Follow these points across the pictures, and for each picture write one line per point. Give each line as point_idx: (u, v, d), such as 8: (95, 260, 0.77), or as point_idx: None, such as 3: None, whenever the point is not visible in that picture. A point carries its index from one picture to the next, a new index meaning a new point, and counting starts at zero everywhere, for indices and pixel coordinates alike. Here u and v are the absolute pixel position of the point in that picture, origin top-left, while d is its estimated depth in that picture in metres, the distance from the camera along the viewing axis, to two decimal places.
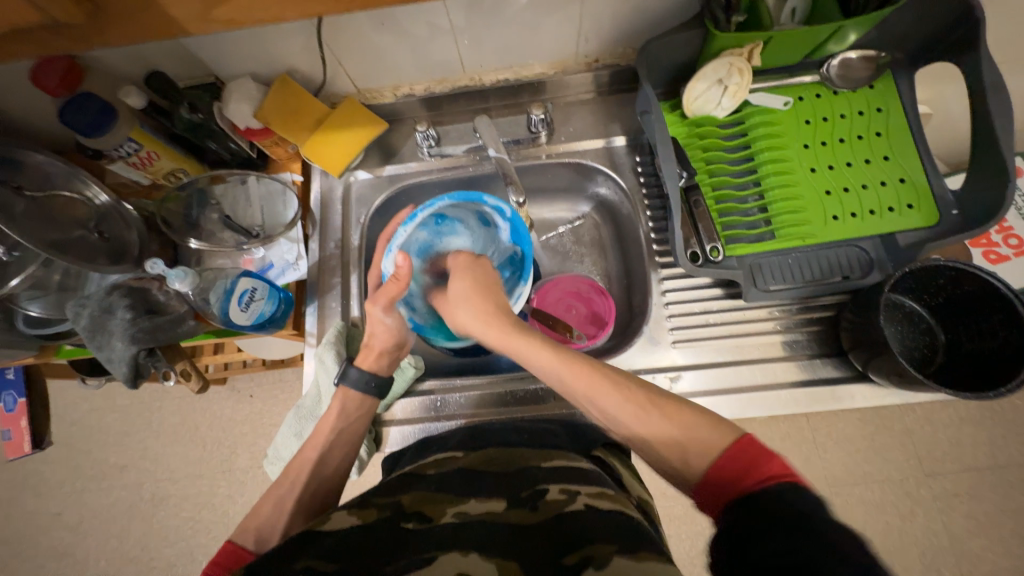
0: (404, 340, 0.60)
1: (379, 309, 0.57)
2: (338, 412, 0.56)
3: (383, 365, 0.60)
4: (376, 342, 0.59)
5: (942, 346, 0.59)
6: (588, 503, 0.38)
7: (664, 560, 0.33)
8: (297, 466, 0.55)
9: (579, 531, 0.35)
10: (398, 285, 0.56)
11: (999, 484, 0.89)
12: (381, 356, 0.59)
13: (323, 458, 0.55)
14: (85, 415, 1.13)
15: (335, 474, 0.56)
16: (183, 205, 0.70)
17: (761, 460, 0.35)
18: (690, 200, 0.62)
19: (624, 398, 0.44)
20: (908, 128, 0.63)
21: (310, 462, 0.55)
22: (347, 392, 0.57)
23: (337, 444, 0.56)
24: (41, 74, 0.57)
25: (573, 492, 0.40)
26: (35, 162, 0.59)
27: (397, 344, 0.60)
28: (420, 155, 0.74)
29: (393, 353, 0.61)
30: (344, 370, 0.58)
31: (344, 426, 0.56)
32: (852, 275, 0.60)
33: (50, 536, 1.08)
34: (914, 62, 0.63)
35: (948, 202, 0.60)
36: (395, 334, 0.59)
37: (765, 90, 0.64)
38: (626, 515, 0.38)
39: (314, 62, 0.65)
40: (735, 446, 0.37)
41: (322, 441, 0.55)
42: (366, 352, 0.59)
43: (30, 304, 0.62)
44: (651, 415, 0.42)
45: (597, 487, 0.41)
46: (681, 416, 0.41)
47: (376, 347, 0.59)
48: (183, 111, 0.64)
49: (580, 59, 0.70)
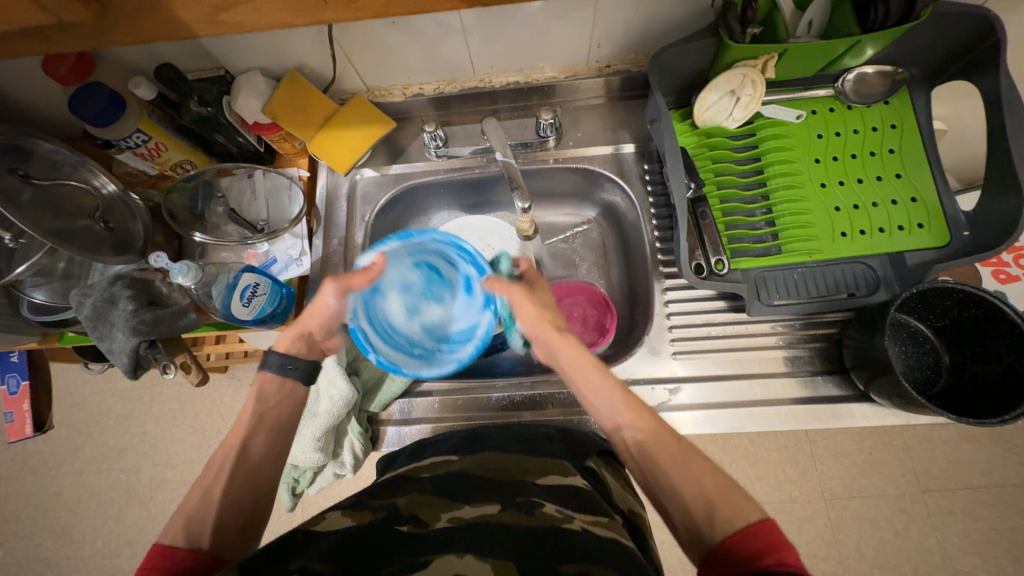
0: (332, 327, 0.57)
1: (331, 290, 0.54)
2: (258, 398, 0.52)
3: (301, 348, 0.56)
4: (303, 323, 0.56)
5: (946, 368, 0.58)
6: (585, 527, 0.38)
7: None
8: (220, 456, 0.49)
9: (577, 549, 0.35)
10: (364, 278, 0.54)
11: (995, 504, 0.88)
12: (300, 337, 0.55)
13: (248, 444, 0.50)
14: (87, 398, 1.14)
15: (264, 454, 0.50)
16: (188, 197, 0.70)
17: (782, 547, 0.35)
18: (697, 211, 0.61)
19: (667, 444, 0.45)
20: (922, 146, 0.62)
21: (233, 448, 0.49)
22: (265, 377, 0.54)
23: (264, 429, 0.51)
24: (51, 63, 0.57)
25: (570, 513, 0.39)
26: (44, 151, 0.59)
27: (323, 330, 0.56)
28: (427, 155, 0.74)
29: (314, 339, 0.57)
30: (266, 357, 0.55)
31: (266, 410, 0.52)
32: (858, 292, 0.59)
33: (49, 516, 1.09)
34: (931, 79, 0.62)
35: (960, 223, 0.59)
36: (327, 319, 0.55)
37: (778, 102, 0.64)
38: (621, 540, 0.38)
39: (324, 58, 0.65)
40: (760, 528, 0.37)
41: (245, 422, 0.50)
42: (289, 331, 0.55)
43: (35, 291, 0.63)
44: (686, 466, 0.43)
45: (592, 507, 0.41)
46: (713, 474, 0.42)
47: (302, 326, 0.55)
48: (192, 104, 0.64)
49: (592, 64, 0.70)
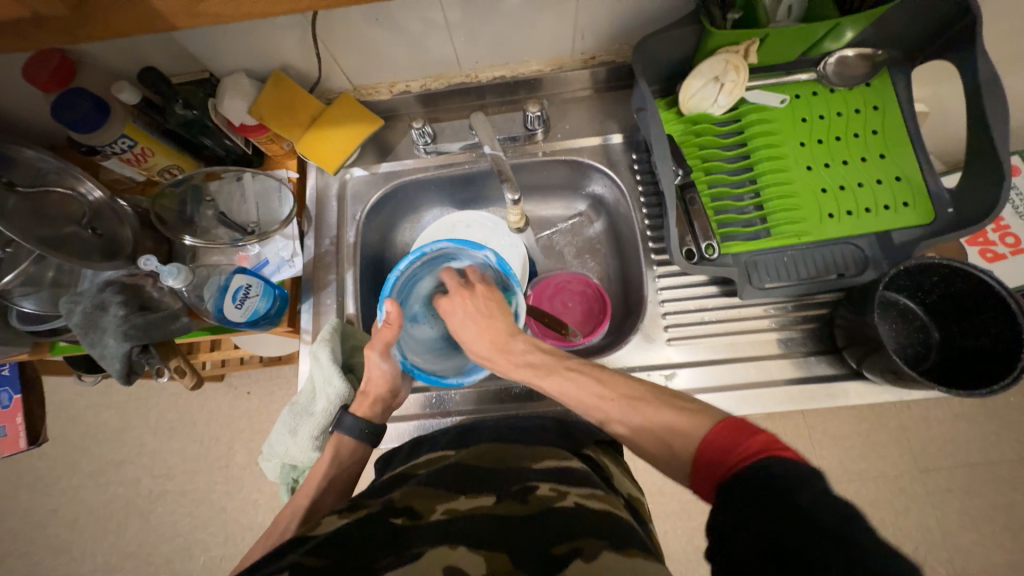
0: (398, 389, 0.60)
1: (375, 356, 0.57)
2: (334, 450, 0.57)
3: (376, 412, 0.59)
4: (372, 389, 0.59)
5: (936, 344, 0.59)
6: (578, 501, 0.40)
7: (650, 556, 0.35)
8: (288, 512, 0.55)
9: (568, 527, 0.37)
10: (392, 329, 0.57)
11: (991, 481, 0.89)
12: (375, 402, 0.59)
13: (318, 500, 0.55)
14: (81, 412, 1.13)
15: (332, 504, 0.56)
16: (177, 202, 0.70)
17: (742, 437, 0.35)
18: (686, 198, 0.62)
19: (614, 403, 0.46)
20: (904, 126, 0.63)
21: (302, 508, 0.54)
22: (341, 436, 0.58)
23: (329, 485, 0.56)
24: (32, 69, 0.57)
25: (563, 491, 0.41)
26: (28, 158, 0.58)
27: (390, 392, 0.60)
28: (416, 152, 0.74)
29: (387, 400, 0.60)
30: (340, 416, 0.59)
31: (337, 471, 0.57)
32: (848, 273, 0.60)
33: (47, 533, 1.08)
34: (910, 61, 0.63)
35: (944, 201, 0.59)
36: (390, 380, 0.59)
37: (762, 87, 0.65)
38: (611, 509, 0.40)
39: (309, 58, 0.65)
40: (715, 431, 0.37)
41: (318, 480, 0.56)
42: (362, 398, 0.59)
43: (23, 301, 0.62)
44: (636, 412, 0.44)
45: (587, 487, 0.43)
46: (680, 401, 0.43)
47: (372, 393, 0.59)
48: (177, 108, 0.63)
49: (576, 56, 0.70)
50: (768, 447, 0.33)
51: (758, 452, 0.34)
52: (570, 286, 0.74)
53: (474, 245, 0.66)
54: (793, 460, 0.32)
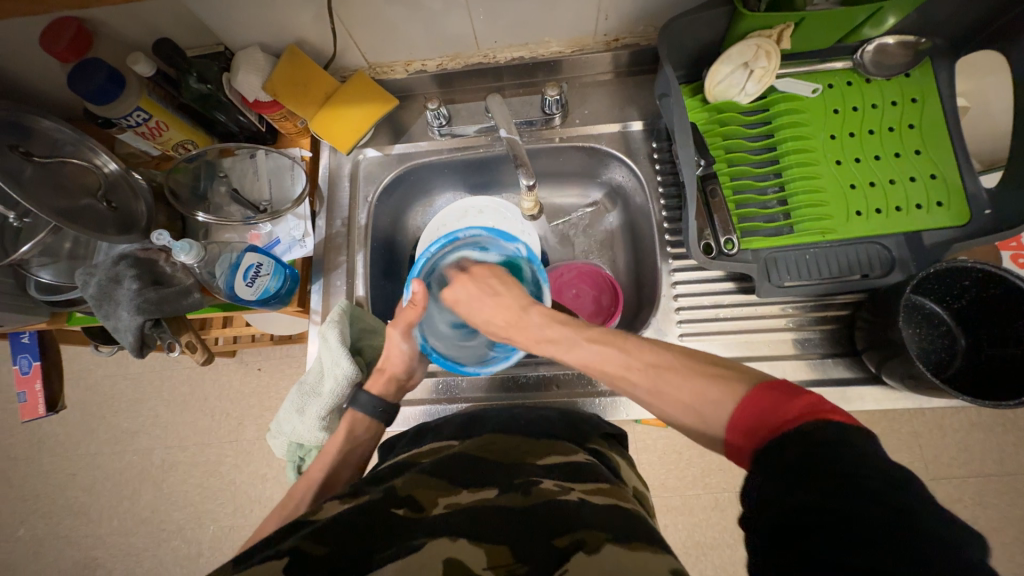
0: (413, 371, 0.60)
1: (397, 334, 0.59)
2: (348, 428, 0.59)
3: (390, 391, 0.60)
4: (389, 366, 0.60)
5: (962, 351, 0.57)
6: (583, 498, 0.39)
7: (656, 549, 0.35)
8: (304, 484, 0.57)
9: (572, 520, 0.36)
10: (416, 309, 0.58)
11: (1004, 492, 0.87)
12: (390, 379, 0.60)
13: (333, 474, 0.57)
14: (99, 381, 1.16)
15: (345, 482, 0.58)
16: (191, 177, 0.70)
17: (785, 397, 0.34)
18: (706, 189, 0.60)
19: (640, 373, 0.45)
20: (944, 120, 0.59)
21: (317, 481, 0.56)
22: (356, 413, 0.59)
23: (342, 462, 0.57)
24: (50, 39, 0.56)
25: (566, 487, 0.41)
26: (45, 129, 0.57)
27: (405, 372, 0.60)
28: (430, 134, 0.73)
29: (402, 381, 0.61)
30: (355, 394, 0.60)
31: (353, 447, 0.58)
32: (872, 274, 0.58)
33: (66, 495, 1.12)
34: (955, 51, 0.59)
35: (981, 201, 0.56)
36: (407, 361, 0.59)
37: (793, 75, 0.62)
38: (617, 505, 0.40)
39: (324, 34, 0.63)
40: (755, 393, 0.36)
41: (332, 456, 0.57)
42: (378, 375, 0.60)
43: (41, 271, 0.63)
44: (669, 380, 0.43)
45: (592, 482, 0.42)
46: (693, 382, 0.41)
47: (388, 370, 0.60)
48: (192, 81, 0.63)
49: (599, 37, 0.67)
50: (818, 411, 0.32)
51: (804, 416, 0.32)
52: (565, 278, 0.73)
53: (507, 236, 0.63)
54: (841, 424, 0.31)
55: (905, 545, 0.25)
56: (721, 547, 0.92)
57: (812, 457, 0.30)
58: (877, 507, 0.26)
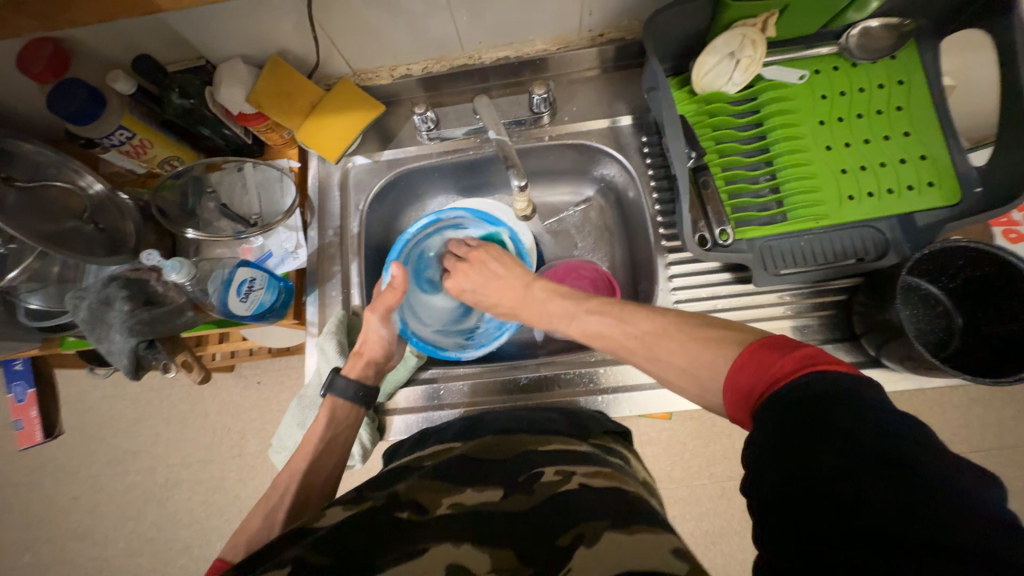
0: (393, 353, 0.62)
1: (376, 318, 0.60)
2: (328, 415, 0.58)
3: (369, 374, 0.61)
4: (367, 351, 0.60)
5: (959, 331, 0.57)
6: (583, 481, 0.40)
7: (658, 529, 0.35)
8: (288, 475, 0.57)
9: (575, 512, 0.36)
10: (396, 294, 0.61)
11: (1005, 465, 0.88)
12: (369, 364, 0.60)
13: (319, 461, 0.57)
14: (97, 403, 1.15)
15: (329, 473, 0.58)
16: (179, 194, 0.69)
17: (776, 355, 0.35)
18: (700, 181, 0.59)
19: (636, 340, 0.48)
20: (931, 101, 0.59)
21: (302, 471, 0.56)
22: (336, 399, 0.59)
23: (325, 451, 0.57)
24: (27, 61, 0.55)
25: (568, 473, 0.42)
26: (26, 153, 0.58)
27: (385, 356, 0.61)
28: (419, 139, 0.72)
29: (380, 364, 0.62)
30: (331, 379, 0.59)
31: (335, 433, 0.58)
32: (867, 257, 0.58)
33: (70, 519, 1.11)
34: (939, 31, 0.59)
35: (972, 179, 0.56)
36: (387, 345, 0.61)
37: (779, 63, 0.61)
38: (617, 488, 0.40)
39: (306, 42, 0.63)
40: (752, 349, 0.37)
41: (313, 447, 0.57)
42: (355, 359, 0.60)
43: (30, 297, 0.63)
44: (665, 345, 0.46)
45: (593, 467, 0.43)
46: (690, 346, 0.43)
47: (365, 354, 0.60)
48: (174, 96, 0.62)
49: (584, 33, 0.67)
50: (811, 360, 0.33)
51: (803, 368, 0.33)
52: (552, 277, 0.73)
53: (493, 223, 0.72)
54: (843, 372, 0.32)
55: (914, 491, 0.25)
56: (730, 536, 0.92)
57: (823, 412, 0.30)
58: (884, 460, 0.26)
